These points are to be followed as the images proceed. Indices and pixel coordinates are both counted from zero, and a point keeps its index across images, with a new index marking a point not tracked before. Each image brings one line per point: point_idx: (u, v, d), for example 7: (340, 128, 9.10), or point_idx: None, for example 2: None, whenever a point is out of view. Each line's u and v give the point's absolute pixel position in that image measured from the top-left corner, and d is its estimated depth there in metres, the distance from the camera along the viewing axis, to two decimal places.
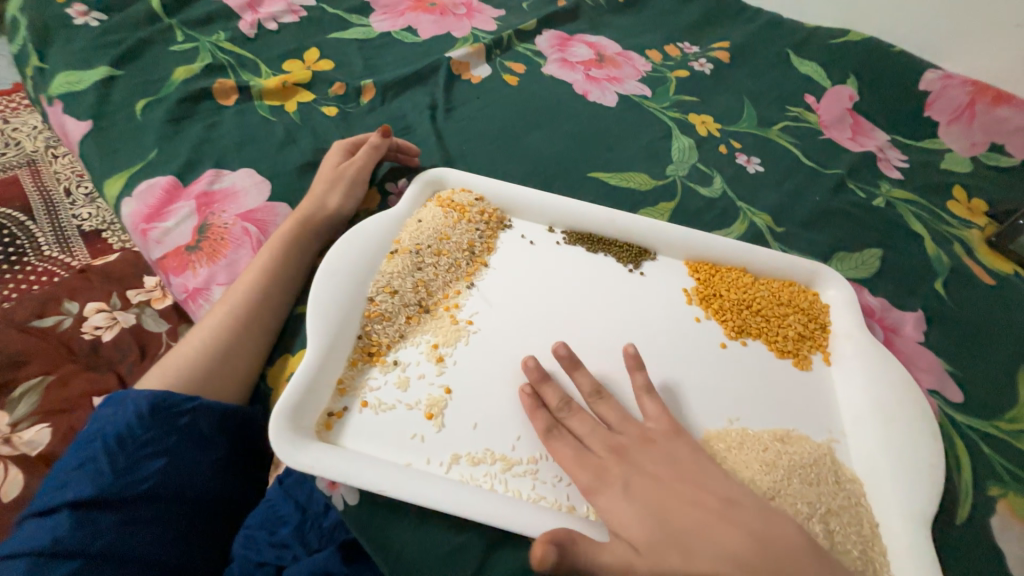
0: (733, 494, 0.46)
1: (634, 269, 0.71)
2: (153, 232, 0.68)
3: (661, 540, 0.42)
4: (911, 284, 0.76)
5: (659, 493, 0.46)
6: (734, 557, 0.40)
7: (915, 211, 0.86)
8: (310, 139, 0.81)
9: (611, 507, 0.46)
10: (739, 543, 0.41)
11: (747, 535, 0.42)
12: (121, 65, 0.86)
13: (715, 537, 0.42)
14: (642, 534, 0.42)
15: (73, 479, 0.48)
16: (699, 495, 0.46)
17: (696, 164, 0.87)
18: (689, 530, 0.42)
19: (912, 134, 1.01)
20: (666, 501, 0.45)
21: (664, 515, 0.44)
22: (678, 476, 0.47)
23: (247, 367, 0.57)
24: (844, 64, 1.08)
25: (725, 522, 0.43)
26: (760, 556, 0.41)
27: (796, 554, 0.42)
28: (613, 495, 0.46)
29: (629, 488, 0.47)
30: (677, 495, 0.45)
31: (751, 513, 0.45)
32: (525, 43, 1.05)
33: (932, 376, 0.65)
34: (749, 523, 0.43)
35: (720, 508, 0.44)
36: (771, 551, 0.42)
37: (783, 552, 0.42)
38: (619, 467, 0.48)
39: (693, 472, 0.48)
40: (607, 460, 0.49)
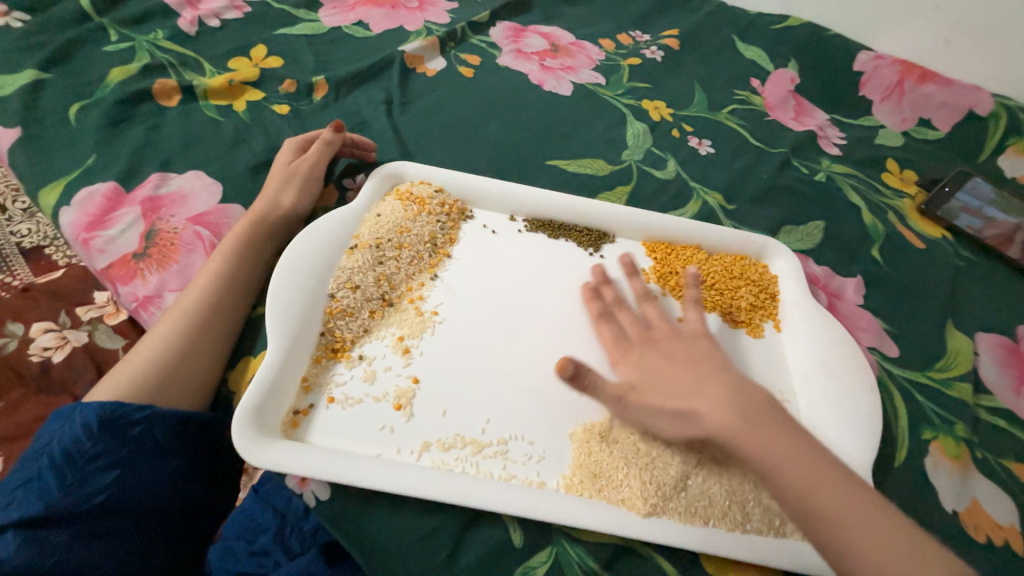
0: (726, 365, 0.53)
1: (593, 252, 0.73)
2: (96, 241, 0.65)
3: (649, 385, 0.52)
4: (850, 252, 0.81)
5: (664, 359, 0.54)
6: (703, 399, 0.48)
7: (854, 184, 0.92)
8: (261, 138, 0.79)
9: (625, 371, 0.56)
10: (714, 390, 0.49)
11: (727, 387, 0.49)
12: (50, 67, 0.81)
13: (695, 386, 0.50)
14: (638, 380, 0.53)
15: (18, 499, 0.46)
16: (697, 362, 0.53)
17: (651, 148, 0.90)
18: (678, 383, 0.51)
19: (848, 113, 1.07)
20: (668, 364, 0.53)
21: (662, 373, 0.52)
22: (689, 348, 0.55)
23: (206, 372, 0.55)
24: (784, 48, 1.13)
25: (713, 379, 0.50)
26: (733, 402, 0.48)
27: (768, 409, 0.48)
28: (627, 362, 0.56)
29: (643, 358, 0.56)
30: (678, 361, 0.53)
31: (737, 375, 0.51)
32: (479, 35, 1.05)
33: (871, 335, 0.70)
34: (735, 381, 0.50)
35: (714, 370, 0.51)
36: (746, 403, 0.48)
37: (758, 404, 0.48)
38: (643, 344, 0.57)
39: (704, 348, 0.55)
40: (634, 343, 0.58)
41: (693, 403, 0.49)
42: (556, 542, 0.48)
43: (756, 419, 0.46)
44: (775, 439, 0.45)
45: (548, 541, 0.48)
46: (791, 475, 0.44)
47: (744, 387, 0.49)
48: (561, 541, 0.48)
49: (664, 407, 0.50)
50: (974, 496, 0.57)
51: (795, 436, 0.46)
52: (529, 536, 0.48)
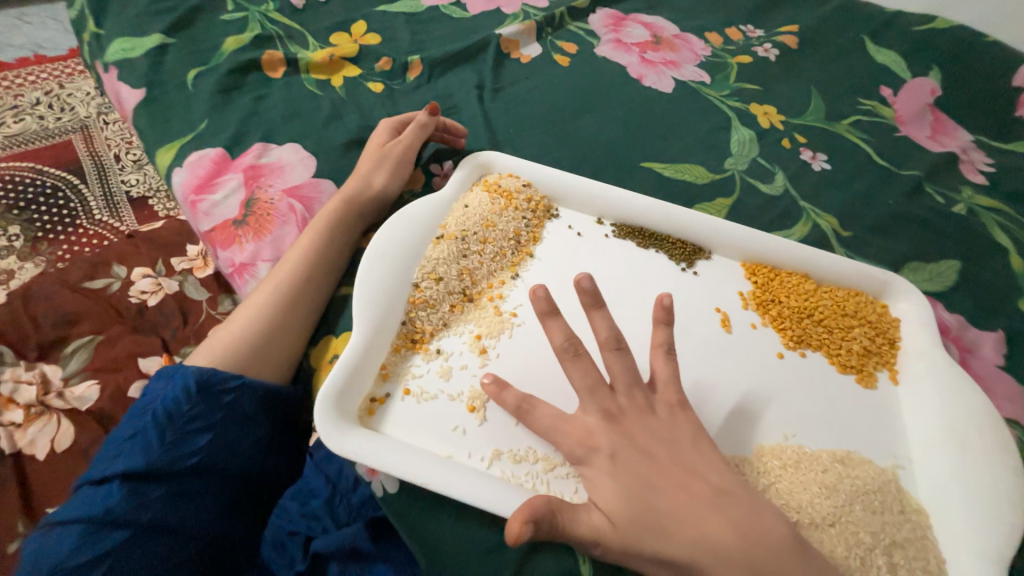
0: (725, 485, 0.43)
1: (686, 268, 0.67)
2: (203, 205, 0.68)
3: (642, 522, 0.41)
4: (991, 301, 0.69)
5: (643, 466, 0.43)
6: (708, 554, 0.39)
7: (1000, 221, 0.78)
8: (355, 116, 0.79)
9: (595, 480, 0.44)
10: (721, 534, 0.40)
11: (731, 529, 0.40)
12: (173, 33, 0.86)
13: (694, 530, 0.40)
14: (623, 514, 0.41)
15: (125, 450, 0.49)
16: (690, 481, 0.43)
17: (757, 158, 0.82)
18: (669, 510, 0.41)
19: (1001, 134, 0.91)
20: (655, 486, 0.42)
21: (647, 492, 0.42)
22: (662, 453, 0.44)
23: (291, 346, 0.57)
24: (927, 54, 0.98)
25: (713, 511, 0.41)
26: (742, 552, 0.40)
27: (782, 555, 0.40)
28: (597, 467, 0.44)
29: (615, 459, 0.44)
30: (663, 475, 0.43)
31: (737, 504, 0.42)
32: (577, 22, 0.99)
33: (1011, 404, 0.60)
34: (738, 515, 0.41)
35: (708, 498, 0.42)
36: (754, 549, 0.40)
37: (766, 548, 0.40)
38: (610, 433, 0.45)
39: (683, 449, 0.45)
40: (597, 427, 0.45)
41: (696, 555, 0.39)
42: None
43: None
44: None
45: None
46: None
47: (748, 529, 0.41)
48: None
49: (666, 556, 0.40)
50: None
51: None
52: (599, 569, 0.45)
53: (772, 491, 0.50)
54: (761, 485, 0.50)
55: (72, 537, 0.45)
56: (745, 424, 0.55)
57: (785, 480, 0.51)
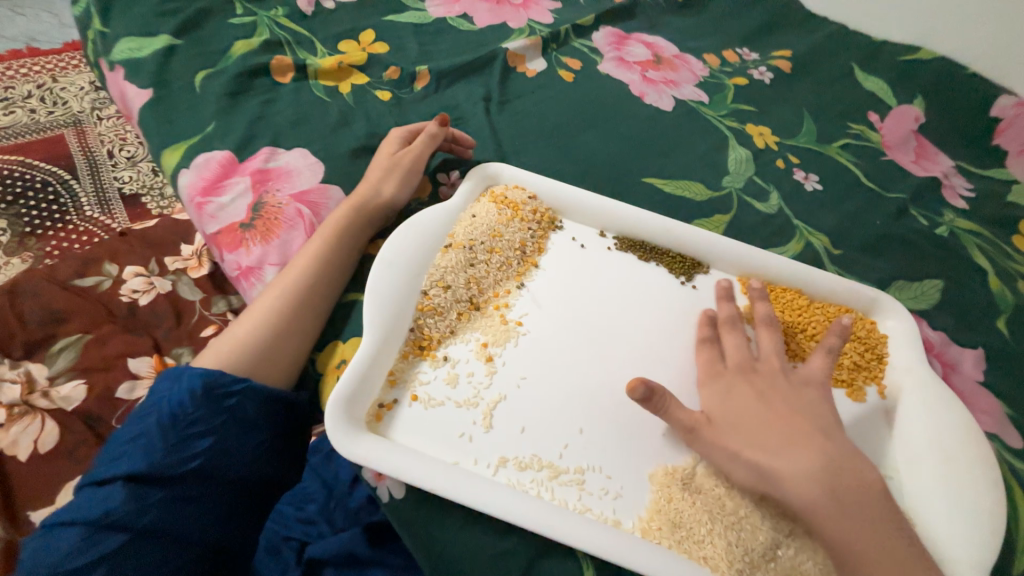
0: (830, 431, 0.51)
1: (685, 281, 0.69)
2: (209, 207, 0.69)
3: (728, 423, 0.51)
4: (971, 320, 0.73)
5: (755, 399, 0.53)
6: (791, 466, 0.47)
7: (980, 244, 0.82)
8: (363, 123, 0.80)
9: (705, 395, 0.55)
10: (810, 460, 0.48)
11: (822, 459, 0.48)
12: (181, 34, 0.86)
13: (784, 449, 0.48)
14: (721, 417, 0.52)
15: (127, 452, 0.49)
16: (794, 418, 0.51)
17: (753, 177, 0.85)
18: (771, 431, 0.50)
19: (980, 161, 0.96)
20: (767, 417, 0.51)
21: (739, 407, 0.53)
22: (787, 397, 0.53)
23: (296, 350, 0.57)
24: (912, 82, 1.03)
25: (812, 440, 0.49)
26: (825, 478, 0.47)
27: (868, 494, 0.47)
28: (711, 392, 0.55)
29: (732, 390, 0.54)
30: (766, 402, 0.53)
31: (839, 446, 0.49)
32: (581, 39, 1.02)
33: (991, 419, 0.63)
34: (832, 455, 0.48)
35: (809, 434, 0.50)
36: (838, 481, 0.47)
37: (850, 482, 0.47)
38: (742, 375, 0.56)
39: (810, 400, 0.54)
40: (731, 370, 0.57)
41: (780, 465, 0.47)
42: None
43: (839, 498, 0.46)
44: (851, 532, 0.45)
45: None
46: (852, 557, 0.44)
47: (835, 467, 0.47)
48: None
49: (747, 458, 0.49)
50: None
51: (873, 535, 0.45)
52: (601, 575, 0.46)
53: None
54: None
55: (70, 539, 0.45)
56: None
57: None
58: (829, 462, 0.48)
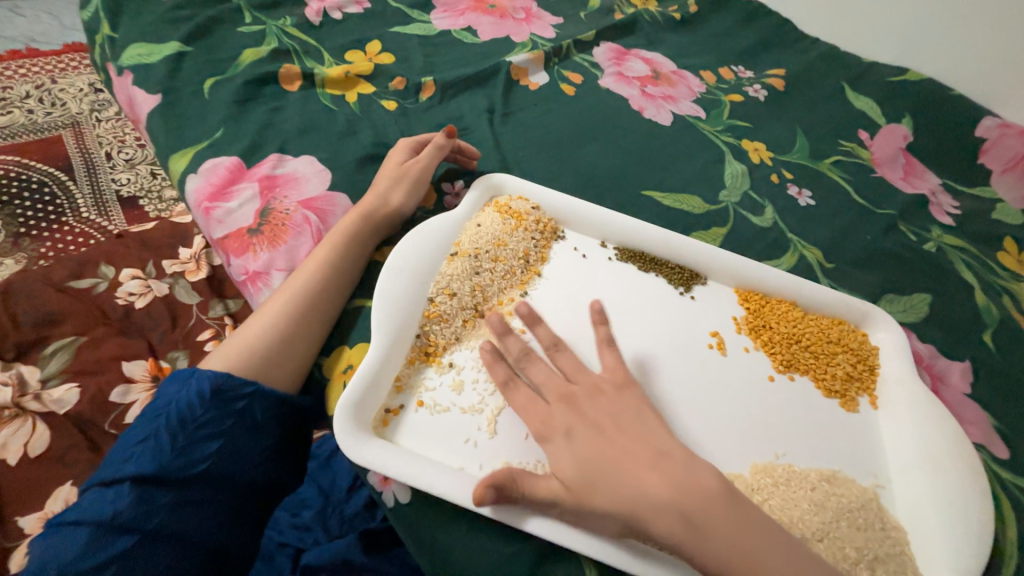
0: (666, 447, 0.47)
1: (684, 292, 0.71)
2: (217, 212, 0.69)
3: (598, 485, 0.44)
4: (959, 333, 0.75)
5: (595, 436, 0.47)
6: (649, 509, 0.43)
7: (966, 259, 0.85)
8: (369, 132, 0.82)
9: (552, 454, 0.48)
10: (658, 490, 0.43)
11: (669, 483, 0.44)
12: (190, 41, 0.87)
13: (633, 487, 0.44)
14: (575, 477, 0.45)
15: (136, 454, 0.50)
16: (633, 447, 0.46)
17: (749, 191, 0.87)
18: (613, 471, 0.45)
19: (965, 179, 0.99)
20: (595, 445, 0.46)
21: (603, 461, 0.45)
22: (600, 429, 0.48)
23: (303, 355, 0.58)
24: (901, 102, 1.07)
25: (648, 467, 0.45)
26: (675, 503, 0.43)
27: (718, 507, 0.43)
28: (557, 443, 0.48)
29: (569, 433, 0.48)
30: (613, 445, 0.46)
31: (677, 464, 0.45)
32: (582, 54, 1.05)
33: (979, 430, 0.65)
34: (678, 470, 0.45)
35: (649, 458, 0.46)
36: (688, 502, 0.43)
37: (707, 499, 0.43)
38: (566, 409, 0.50)
39: (625, 418, 0.49)
40: (552, 405, 0.50)
41: (647, 509, 0.43)
42: None
43: (713, 520, 0.42)
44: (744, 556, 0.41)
45: None
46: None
47: (687, 488, 0.44)
48: None
49: (611, 512, 0.44)
50: None
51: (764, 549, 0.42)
52: None
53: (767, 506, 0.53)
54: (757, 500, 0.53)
55: (78, 539, 0.45)
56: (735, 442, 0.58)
57: (778, 497, 0.54)
58: (684, 483, 0.44)
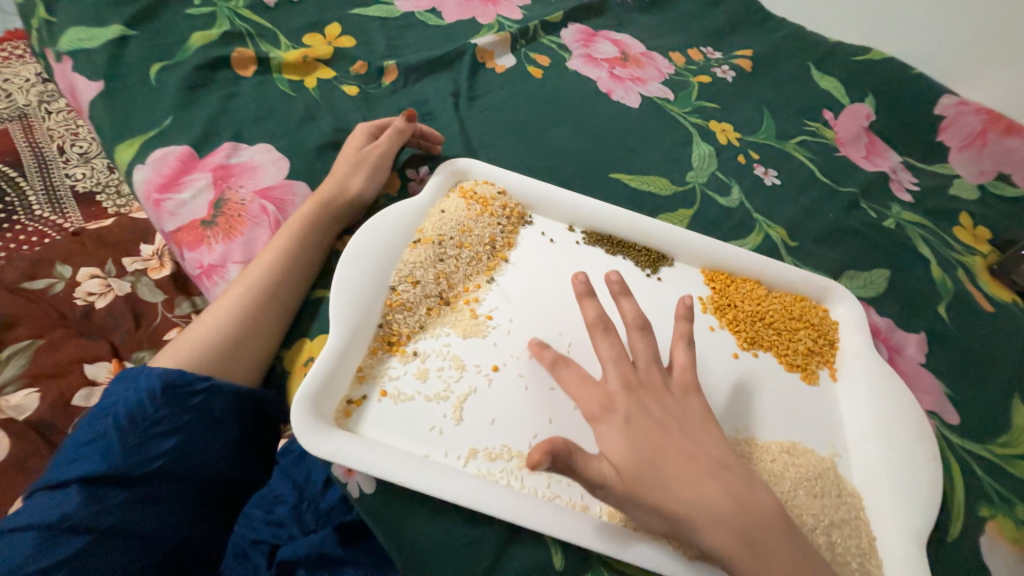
0: (726, 458, 0.47)
1: (651, 274, 0.71)
2: (168, 204, 0.66)
3: (653, 481, 0.43)
4: (915, 306, 0.77)
5: (654, 430, 0.46)
6: (705, 512, 0.43)
7: (924, 235, 0.88)
8: (330, 118, 0.79)
9: (607, 437, 0.46)
10: (720, 500, 0.44)
11: (731, 498, 0.44)
12: (135, 24, 0.82)
13: (697, 492, 0.44)
14: (630, 468, 0.44)
15: (85, 454, 0.48)
16: (695, 451, 0.46)
17: (716, 172, 0.88)
18: (674, 474, 0.44)
19: (924, 157, 1.02)
20: (661, 445, 0.45)
21: (659, 456, 0.44)
22: (660, 426, 0.46)
23: (262, 349, 0.56)
24: (864, 81, 1.08)
25: (709, 477, 0.44)
26: (735, 519, 0.43)
27: (772, 528, 0.44)
28: (612, 425, 0.46)
29: (628, 422, 0.46)
30: (673, 443, 0.45)
31: (739, 477, 0.46)
32: (550, 35, 1.03)
33: (932, 398, 0.68)
34: (740, 488, 0.45)
35: (712, 467, 0.45)
36: (748, 518, 0.44)
37: (761, 520, 0.44)
38: (629, 398, 0.48)
39: (691, 422, 0.48)
40: (616, 392, 0.48)
41: (699, 510, 0.43)
42: (595, 568, 0.48)
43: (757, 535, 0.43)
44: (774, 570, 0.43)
45: (587, 567, 0.47)
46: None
47: (745, 507, 0.44)
48: (599, 569, 0.48)
49: (664, 508, 0.43)
50: None
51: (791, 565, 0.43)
52: (570, 558, 0.48)
53: None
54: None
55: (23, 544, 0.44)
56: None
57: None
58: (739, 498, 0.44)
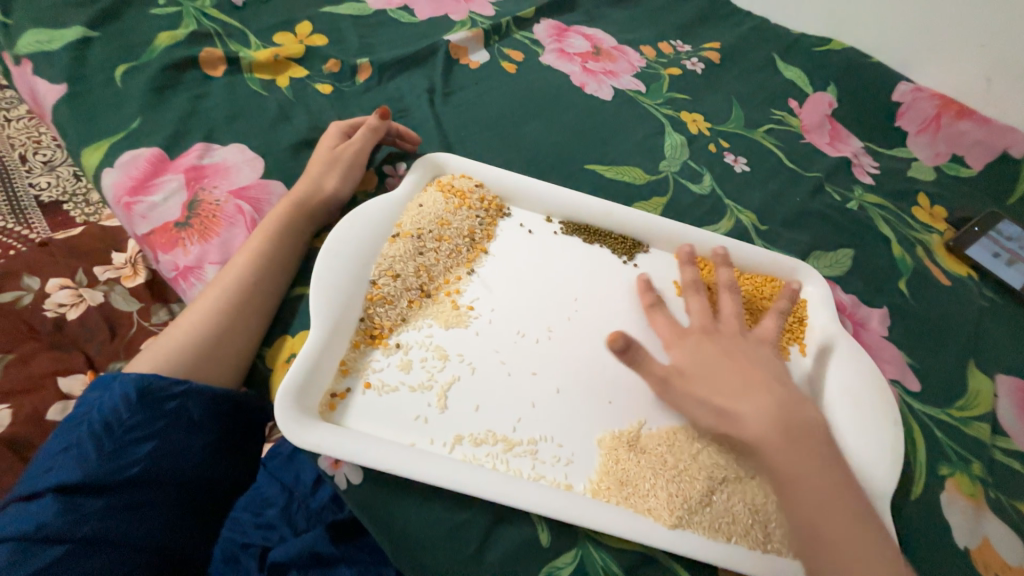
0: (781, 379, 0.53)
1: (627, 260, 0.73)
2: (138, 207, 0.65)
3: (701, 378, 0.53)
4: (878, 283, 0.81)
5: (720, 356, 0.55)
6: (751, 408, 0.49)
7: (885, 215, 0.92)
8: (304, 117, 0.79)
9: (674, 354, 0.57)
10: (768, 403, 0.50)
11: (776, 402, 0.50)
12: (97, 26, 0.81)
13: (748, 393, 0.51)
14: (688, 369, 0.54)
15: (59, 464, 0.47)
16: (750, 370, 0.53)
17: (688, 161, 0.90)
18: (727, 378, 0.52)
19: (884, 142, 1.06)
20: (722, 362, 0.54)
21: (714, 370, 0.53)
22: (722, 352, 0.55)
23: (242, 348, 0.56)
24: (826, 70, 1.12)
25: (762, 387, 0.51)
26: (779, 417, 0.49)
27: (810, 435, 0.49)
28: (679, 347, 0.57)
29: (695, 343, 0.57)
30: (732, 362, 0.54)
31: (791, 393, 0.52)
32: (523, 31, 1.04)
33: (895, 368, 0.71)
34: (788, 399, 0.51)
35: (766, 381, 0.52)
36: (792, 423, 0.49)
37: (807, 428, 0.49)
38: (700, 333, 0.58)
39: (754, 354, 0.56)
40: (692, 330, 0.59)
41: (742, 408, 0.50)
42: (581, 544, 0.49)
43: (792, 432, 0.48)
44: (807, 464, 0.47)
45: (573, 542, 0.49)
46: (792, 481, 0.46)
47: (783, 413, 0.49)
48: (585, 545, 0.49)
49: (710, 403, 0.51)
50: (985, 535, 0.59)
51: (829, 472, 0.47)
52: (557, 536, 0.49)
53: (705, 453, 0.54)
54: (696, 448, 0.54)
55: None
56: None
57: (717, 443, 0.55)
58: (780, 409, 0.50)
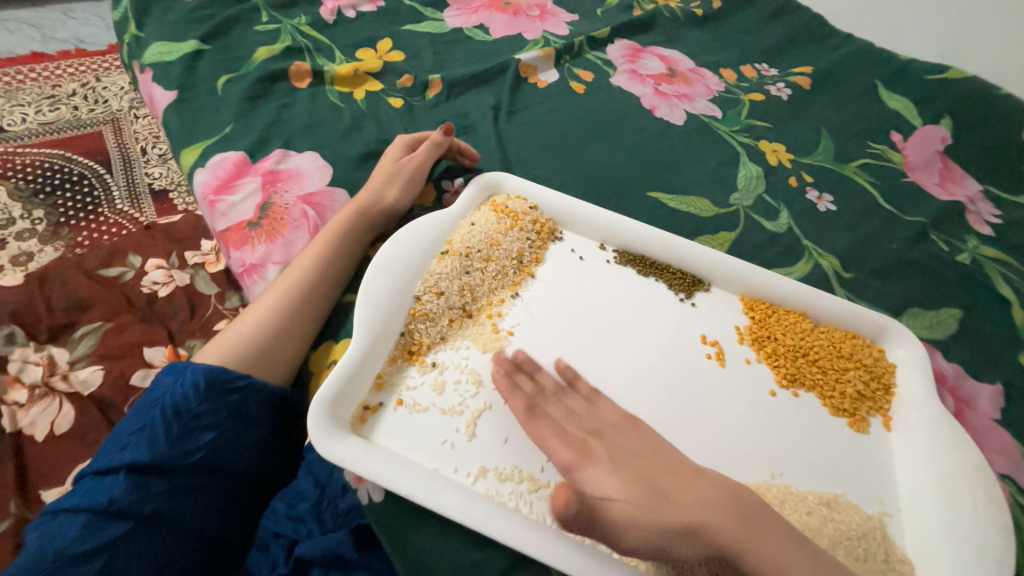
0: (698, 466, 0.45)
1: (685, 298, 0.67)
2: (220, 205, 0.71)
3: (642, 499, 0.41)
4: (990, 353, 0.69)
5: (633, 457, 0.45)
6: (711, 512, 0.40)
7: (1005, 273, 0.78)
8: (374, 129, 0.82)
9: (596, 477, 0.44)
10: (710, 493, 0.42)
11: (719, 490, 0.42)
12: (209, 40, 0.90)
13: (692, 493, 0.42)
14: (623, 494, 0.41)
15: (131, 443, 0.50)
16: (670, 461, 0.45)
17: (763, 195, 0.83)
18: (668, 485, 0.42)
19: (1009, 187, 0.91)
20: (645, 467, 0.44)
21: (646, 463, 0.45)
22: (636, 452, 0.46)
23: (291, 349, 0.58)
24: (939, 101, 0.99)
25: (693, 480, 0.43)
26: (728, 502, 0.41)
27: (764, 513, 0.42)
28: (597, 468, 0.44)
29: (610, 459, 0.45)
30: (656, 458, 0.45)
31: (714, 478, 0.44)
32: (595, 51, 1.02)
33: (1006, 460, 0.60)
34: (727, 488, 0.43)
35: (691, 471, 0.44)
36: (739, 501, 0.42)
37: (756, 509, 0.42)
38: (601, 440, 0.47)
39: (655, 440, 0.48)
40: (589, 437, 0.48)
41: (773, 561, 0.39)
42: None
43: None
44: (784, 549, 0.40)
45: None
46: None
47: (759, 521, 0.41)
48: None
49: (659, 531, 0.39)
50: None
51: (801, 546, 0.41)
52: None
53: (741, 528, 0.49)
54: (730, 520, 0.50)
55: (74, 526, 0.46)
56: (725, 458, 0.55)
57: None
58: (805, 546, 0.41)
